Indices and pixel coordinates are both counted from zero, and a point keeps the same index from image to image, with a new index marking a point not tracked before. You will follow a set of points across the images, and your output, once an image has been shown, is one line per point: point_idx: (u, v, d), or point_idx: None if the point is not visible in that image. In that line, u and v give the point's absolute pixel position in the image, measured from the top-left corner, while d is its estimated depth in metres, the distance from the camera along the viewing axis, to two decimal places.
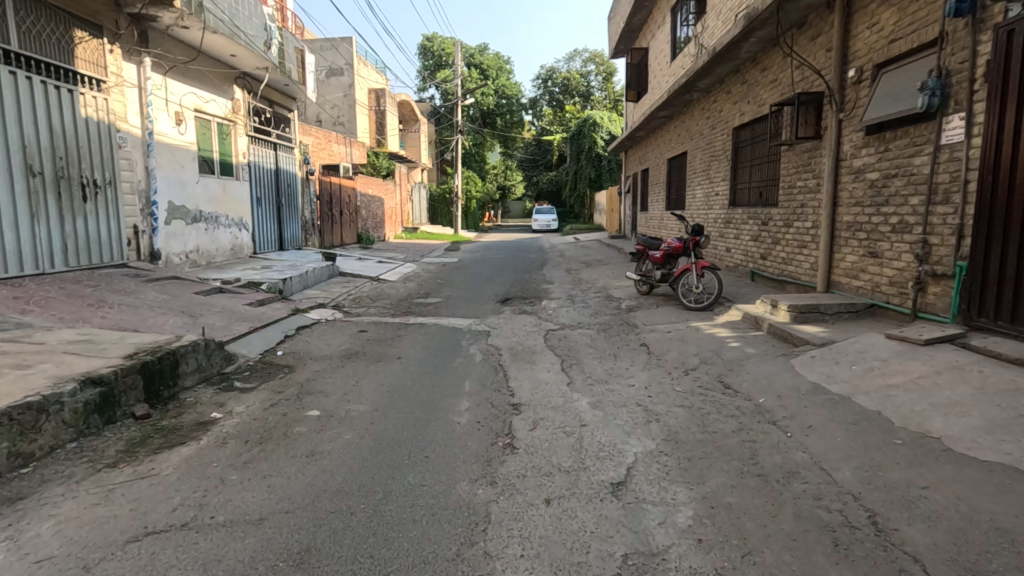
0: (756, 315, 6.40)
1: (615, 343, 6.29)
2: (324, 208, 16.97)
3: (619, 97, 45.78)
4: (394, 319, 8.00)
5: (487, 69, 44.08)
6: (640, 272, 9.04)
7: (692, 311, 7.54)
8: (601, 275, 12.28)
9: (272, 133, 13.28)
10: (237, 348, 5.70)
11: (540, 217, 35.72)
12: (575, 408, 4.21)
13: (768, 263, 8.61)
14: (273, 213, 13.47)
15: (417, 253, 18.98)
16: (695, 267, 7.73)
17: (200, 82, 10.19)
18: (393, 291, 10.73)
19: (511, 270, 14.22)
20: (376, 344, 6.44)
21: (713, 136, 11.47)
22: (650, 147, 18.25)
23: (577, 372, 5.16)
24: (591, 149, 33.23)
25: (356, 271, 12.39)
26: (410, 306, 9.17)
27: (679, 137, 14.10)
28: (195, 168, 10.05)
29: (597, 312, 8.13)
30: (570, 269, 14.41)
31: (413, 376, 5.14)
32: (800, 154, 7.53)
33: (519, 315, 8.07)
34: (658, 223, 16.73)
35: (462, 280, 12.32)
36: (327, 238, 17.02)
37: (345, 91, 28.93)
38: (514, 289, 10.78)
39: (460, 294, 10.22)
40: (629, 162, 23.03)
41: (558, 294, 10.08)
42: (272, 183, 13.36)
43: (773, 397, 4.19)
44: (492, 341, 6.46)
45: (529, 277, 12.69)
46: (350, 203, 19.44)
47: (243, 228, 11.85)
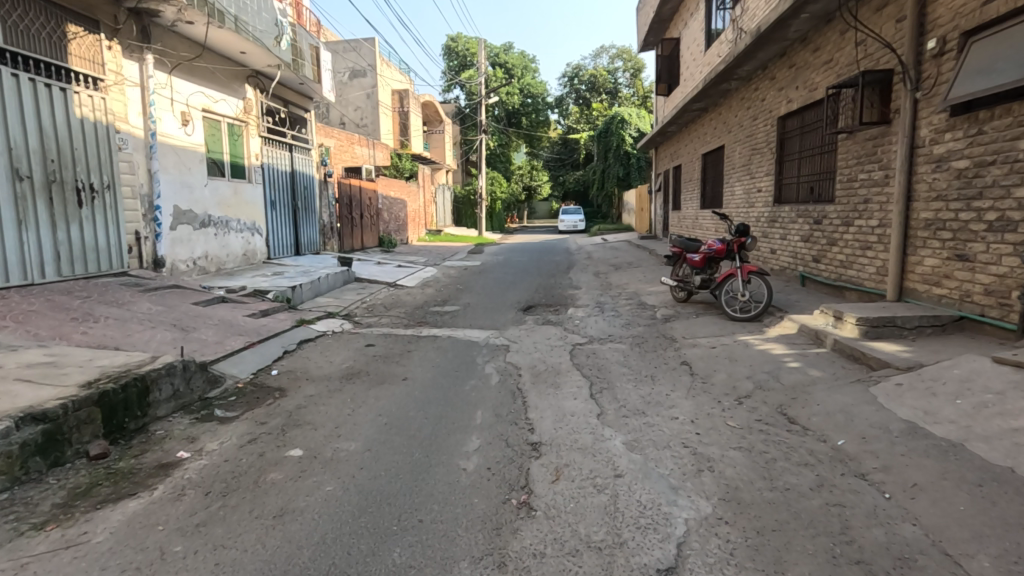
0: (816, 328, 5.52)
1: (651, 361, 5.50)
2: (344, 211, 16.54)
3: (647, 93, 44.57)
4: (407, 330, 7.36)
5: (512, 68, 43.43)
6: (676, 277, 8.21)
7: (737, 322, 6.68)
8: (631, 280, 11.44)
9: (286, 134, 12.85)
10: (227, 368, 5.13)
11: (567, 217, 34.87)
12: (607, 450, 3.45)
13: (823, 266, 7.68)
14: (289, 216, 13.05)
15: (439, 257, 18.41)
16: (741, 272, 6.85)
17: (208, 81, 9.78)
18: (410, 298, 10.13)
19: (536, 274, 13.48)
20: (382, 361, 5.80)
21: (754, 127, 10.53)
22: (683, 143, 17.27)
23: (608, 399, 4.41)
24: (619, 147, 32.23)
25: (373, 277, 11.86)
26: (426, 315, 8.54)
27: (716, 130, 13.15)
28: (203, 171, 9.63)
29: (629, 323, 7.34)
30: (598, 272, 13.59)
31: (418, 403, 4.46)
32: (862, 142, 6.61)
33: (542, 326, 7.34)
34: (692, 223, 15.75)
35: (484, 286, 11.64)
36: (347, 242, 16.58)
37: (368, 92, 28.62)
38: (538, 295, 10.04)
39: (480, 301, 9.54)
40: (659, 159, 22.04)
41: (585, 302, 9.30)
42: (287, 186, 12.93)
43: (855, 440, 3.36)
44: (511, 357, 5.75)
45: (555, 282, 11.92)
46: (371, 206, 18.99)
47: (256, 233, 11.43)
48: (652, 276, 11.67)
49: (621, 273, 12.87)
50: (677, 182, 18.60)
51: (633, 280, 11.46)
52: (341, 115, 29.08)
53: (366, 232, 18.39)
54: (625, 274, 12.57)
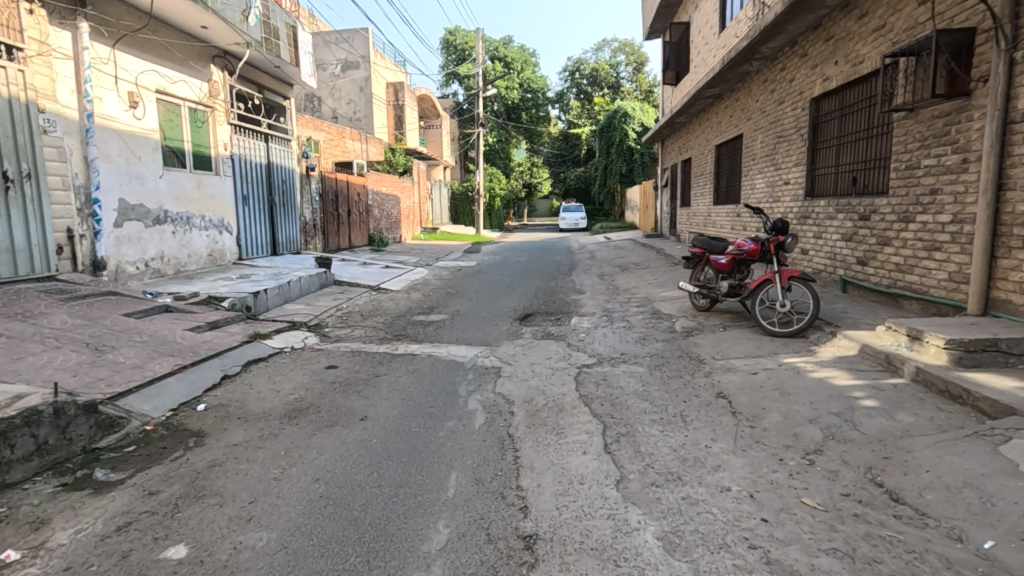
0: (887, 351, 4.39)
1: (678, 392, 4.39)
2: (329, 208, 15.40)
3: (651, 88, 43.41)
4: (382, 345, 6.25)
5: (511, 62, 42.27)
6: (698, 281, 7.09)
7: (776, 338, 5.56)
8: (640, 283, 10.31)
9: (261, 122, 11.72)
10: (138, 404, 4.03)
11: (568, 215, 33.72)
12: (638, 555, 2.32)
13: (872, 270, 6.55)
14: (267, 213, 11.93)
15: (433, 256, 17.29)
16: (779, 277, 5.70)
17: (163, 58, 8.64)
18: (393, 304, 9.02)
19: (536, 276, 12.33)
20: (343, 390, 4.68)
21: (780, 113, 9.38)
22: (693, 135, 16.12)
23: (629, 453, 3.30)
24: (623, 142, 31.10)
25: (355, 280, 10.74)
26: (408, 324, 7.43)
27: (733, 119, 12.01)
28: (157, 160, 8.49)
29: (644, 336, 6.23)
30: (603, 274, 12.46)
31: (375, 459, 3.32)
32: (927, 121, 5.48)
33: (543, 340, 6.23)
34: (703, 220, 14.62)
35: (478, 289, 10.53)
36: (333, 241, 15.46)
37: (361, 84, 27.50)
38: (538, 301, 8.94)
39: (472, 308, 8.44)
40: (666, 154, 20.91)
41: (591, 309, 8.20)
42: (263, 179, 11.79)
43: (1014, 544, 2.24)
44: (503, 385, 4.64)
45: (557, 285, 10.79)
46: (360, 202, 17.87)
47: (224, 231, 10.29)
48: (664, 279, 10.54)
49: (629, 275, 11.73)
50: (686, 177, 17.46)
51: (643, 283, 10.34)
52: (334, 109, 27.95)
53: (355, 231, 17.27)
54: (632, 276, 11.45)
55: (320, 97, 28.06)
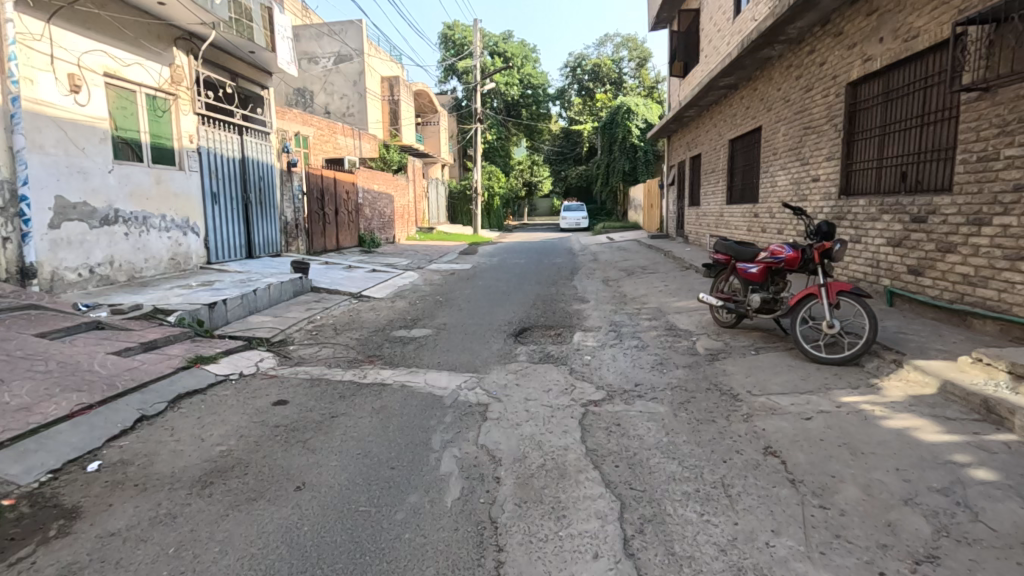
0: (984, 394, 3.41)
1: (713, 445, 3.41)
2: (314, 206, 14.42)
3: (654, 84, 42.36)
4: (351, 369, 5.29)
5: (511, 57, 41.23)
6: (721, 293, 6.09)
7: (823, 366, 4.59)
8: (648, 291, 9.35)
9: (235, 113, 10.74)
10: (5, 465, 3.06)
11: (569, 215, 32.73)
12: None
13: (930, 281, 5.55)
14: (241, 212, 10.94)
15: (425, 258, 16.30)
16: (826, 292, 4.76)
17: (111, 37, 7.65)
18: (375, 315, 8.06)
19: (535, 281, 11.36)
20: (287, 436, 3.71)
21: (807, 101, 8.39)
22: (703, 129, 15.12)
23: (661, 559, 2.33)
24: (625, 139, 30.05)
25: (335, 286, 9.77)
26: (387, 340, 6.47)
27: (750, 110, 11.02)
28: (105, 153, 7.50)
29: (661, 360, 5.26)
30: (607, 279, 11.49)
31: (300, 565, 2.34)
32: (1011, 103, 4.55)
33: (540, 364, 5.27)
34: (715, 221, 13.64)
35: (470, 297, 9.56)
36: (318, 242, 14.48)
37: (355, 79, 26.57)
38: (536, 312, 7.99)
39: (462, 321, 7.48)
40: (672, 150, 19.90)
41: (596, 322, 7.24)
42: (237, 175, 10.79)
43: None
44: (489, 431, 3.68)
45: (557, 292, 9.84)
46: (349, 201, 16.90)
47: (188, 232, 9.29)
48: (675, 285, 9.57)
49: (636, 281, 10.76)
50: (695, 175, 16.46)
51: (652, 290, 9.39)
52: (327, 103, 26.98)
53: (343, 231, 16.29)
54: (640, 282, 10.49)
55: (312, 92, 27.10)
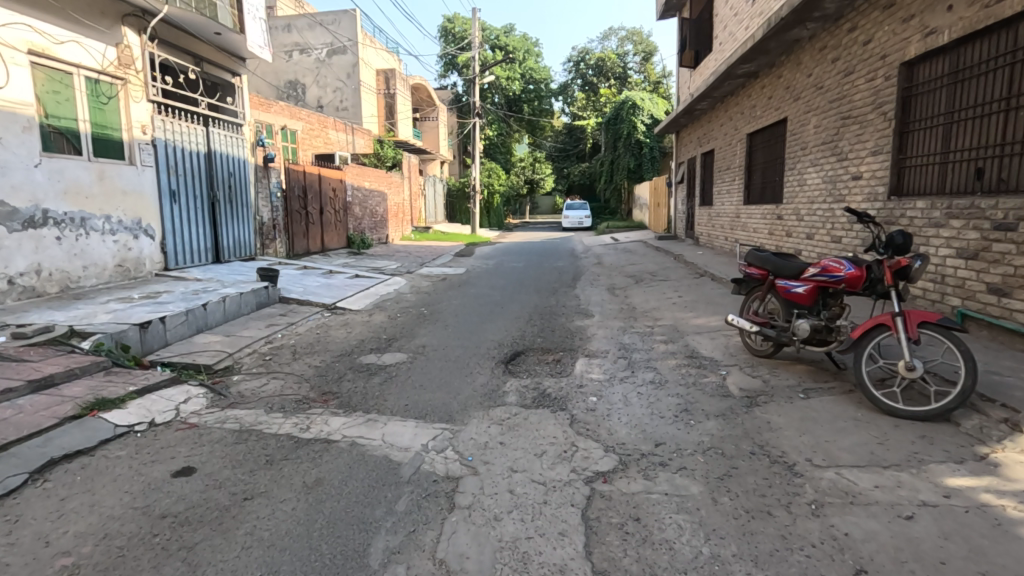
0: None
1: (779, 567, 2.33)
2: (295, 205, 13.36)
3: (660, 78, 41.18)
4: (297, 413, 4.22)
5: (512, 51, 40.05)
6: (754, 319, 4.99)
7: (902, 422, 3.52)
8: (660, 304, 8.26)
9: (200, 102, 9.68)
10: None
11: (572, 214, 31.64)
12: None
13: (1023, 305, 4.47)
14: (207, 212, 9.87)
15: (417, 261, 15.23)
16: (903, 323, 3.65)
17: (39, 10, 6.59)
18: (347, 332, 7.00)
19: (533, 289, 10.27)
20: (170, 536, 2.64)
21: (847, 88, 7.28)
22: (716, 123, 14.00)
23: None
24: (630, 135, 28.92)
25: (307, 296, 8.70)
26: (352, 368, 5.41)
27: (773, 100, 9.90)
28: (29, 144, 6.44)
29: (685, 404, 4.18)
30: (613, 287, 10.41)
31: None
32: None
33: (533, 409, 4.19)
34: (730, 222, 12.55)
35: (460, 308, 8.49)
36: (299, 243, 13.42)
37: (349, 72, 25.50)
38: (532, 330, 6.91)
39: (444, 341, 6.41)
40: (681, 147, 18.80)
41: (602, 345, 6.16)
42: (202, 171, 9.70)
43: None
44: (455, 532, 2.61)
45: (558, 303, 8.76)
46: (337, 199, 15.82)
47: (139, 235, 8.21)
48: (691, 297, 8.48)
49: (646, 289, 9.67)
50: (707, 172, 15.33)
51: (665, 303, 8.29)
52: (319, 97, 25.95)
53: (329, 232, 15.23)
54: (650, 292, 9.40)
55: (305, 85, 26.07)
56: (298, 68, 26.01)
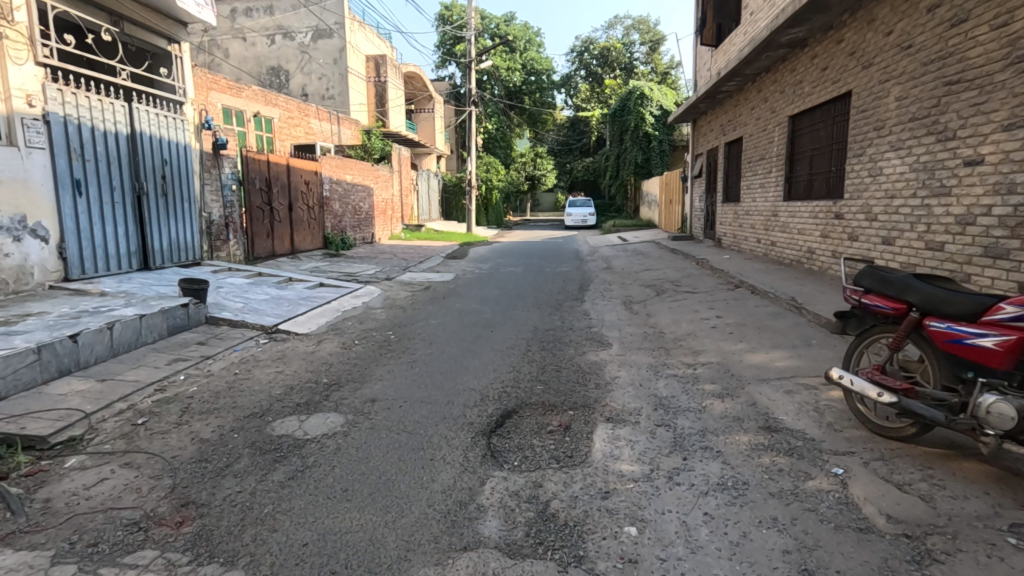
0: None
1: None
2: (258, 199, 11.55)
3: (667, 69, 39.24)
4: (107, 565, 2.38)
5: (513, 40, 38.14)
6: (875, 380, 3.16)
7: None
8: (694, 329, 6.41)
9: (120, 72, 7.83)
10: None
11: (575, 211, 29.78)
12: None
13: None
14: (131, 208, 7.97)
15: (401, 264, 13.42)
16: None
17: None
18: (278, 371, 5.15)
19: (532, 303, 8.42)
20: None
21: (956, 42, 5.44)
22: (745, 107, 12.11)
23: None
24: (638, 128, 27.01)
25: (246, 315, 6.90)
26: (254, 446, 3.55)
27: (830, 71, 8.04)
28: None
29: (800, 555, 2.33)
30: (629, 300, 8.57)
31: None
32: None
33: (526, 564, 2.35)
34: (765, 222, 10.73)
35: (437, 332, 6.64)
36: (262, 244, 11.60)
37: (336, 57, 23.71)
38: (529, 371, 5.07)
39: (406, 390, 4.56)
40: (698, 137, 16.94)
41: (628, 400, 4.32)
42: (123, 157, 7.82)
43: None
44: None
45: (563, 325, 6.90)
46: (311, 194, 13.97)
47: (20, 238, 6.33)
48: (733, 317, 6.64)
49: (670, 306, 7.81)
50: (732, 164, 13.44)
51: (701, 327, 6.42)
52: (304, 85, 24.13)
53: (300, 232, 13.36)
54: (678, 308, 7.55)
55: (288, 72, 24.24)
56: (281, 53, 24.17)
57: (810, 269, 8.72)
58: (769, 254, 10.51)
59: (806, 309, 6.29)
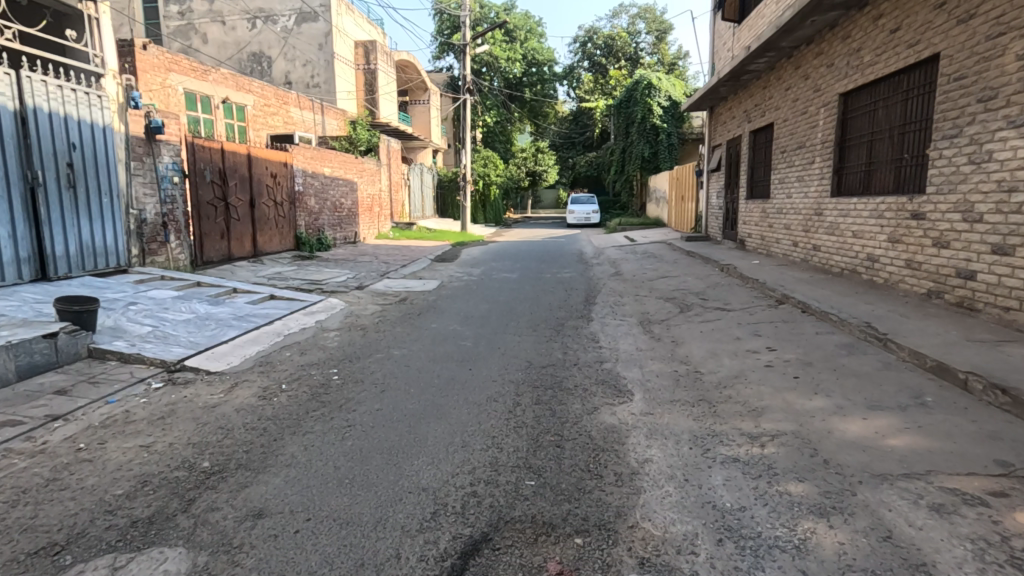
0: None
1: None
2: (210, 193, 9.89)
3: (674, 59, 37.58)
4: None
5: (513, 30, 36.43)
6: None
7: None
8: (743, 370, 4.74)
9: (9, 31, 6.21)
10: None
11: (577, 208, 28.12)
12: None
13: None
14: (20, 203, 6.32)
15: (380, 269, 11.76)
16: None
17: None
18: (146, 443, 3.49)
19: (527, 324, 6.75)
20: None
21: None
22: (776, 88, 10.46)
23: None
24: (645, 120, 25.29)
25: (149, 344, 5.24)
26: None
27: (903, 33, 6.43)
28: None
29: None
30: (646, 319, 6.90)
31: None
32: None
33: None
34: (805, 222, 9.07)
35: (397, 369, 4.96)
36: (213, 246, 9.95)
37: (321, 42, 22.07)
38: (515, 447, 3.42)
39: (317, 491, 2.89)
40: (714, 126, 15.27)
41: (672, 515, 2.67)
42: (8, 139, 6.19)
43: None
44: None
45: (566, 360, 5.23)
46: (279, 188, 12.30)
47: None
48: (791, 352, 4.97)
49: (701, 329, 6.16)
50: (758, 155, 11.80)
51: (752, 368, 4.76)
52: (287, 72, 22.46)
53: (265, 232, 11.71)
54: (713, 334, 5.88)
55: (270, 58, 22.59)
56: (263, 38, 22.49)
57: (871, 281, 7.05)
58: (811, 260, 8.85)
59: (897, 344, 4.62)
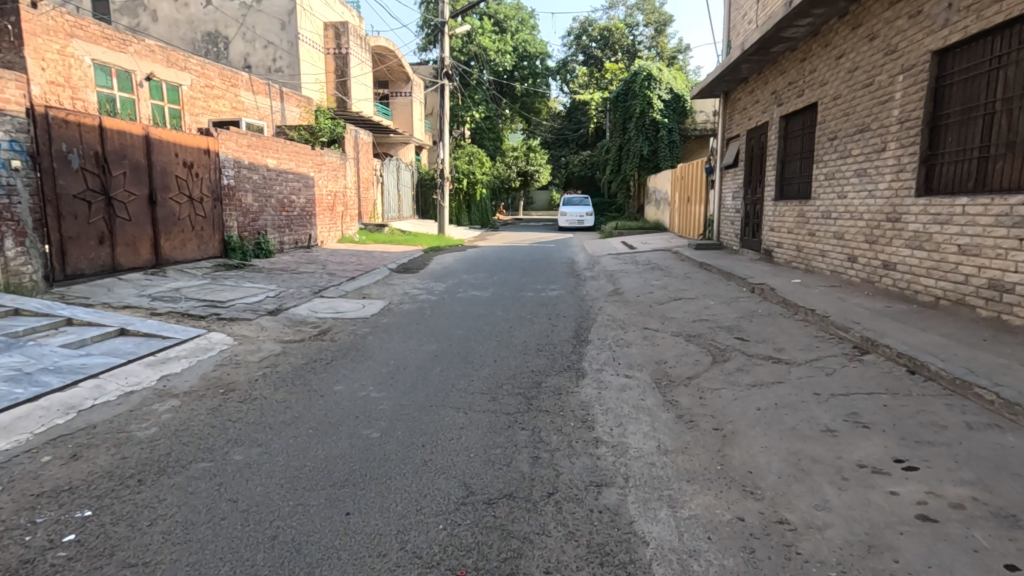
0: None
1: None
2: (80, 185, 7.45)
3: (675, 53, 35.50)
4: None
5: (503, 20, 34.12)
6: None
7: None
8: (879, 530, 2.40)
9: None
10: None
11: (568, 210, 25.98)
12: None
13: None
14: None
15: (318, 283, 9.38)
16: None
17: None
18: None
19: (483, 387, 4.38)
20: None
21: None
22: (822, 58, 8.18)
23: None
24: (644, 115, 23.05)
25: None
26: None
27: None
28: None
29: None
30: (666, 380, 4.54)
31: None
32: None
33: None
34: (871, 230, 6.75)
35: (206, 513, 2.58)
36: (83, 257, 7.49)
37: (284, 21, 19.68)
38: None
39: None
40: (729, 116, 13.01)
41: None
42: None
43: None
44: None
45: (534, 489, 2.86)
46: (196, 181, 9.87)
47: None
48: (956, 483, 2.64)
49: (757, 407, 3.82)
50: (791, 146, 9.52)
51: (897, 525, 2.41)
52: (245, 54, 20.02)
53: (172, 235, 9.27)
54: (783, 421, 3.53)
55: (227, 39, 20.14)
56: (219, 15, 19.89)
57: (999, 322, 4.76)
58: (881, 282, 6.53)
59: None
